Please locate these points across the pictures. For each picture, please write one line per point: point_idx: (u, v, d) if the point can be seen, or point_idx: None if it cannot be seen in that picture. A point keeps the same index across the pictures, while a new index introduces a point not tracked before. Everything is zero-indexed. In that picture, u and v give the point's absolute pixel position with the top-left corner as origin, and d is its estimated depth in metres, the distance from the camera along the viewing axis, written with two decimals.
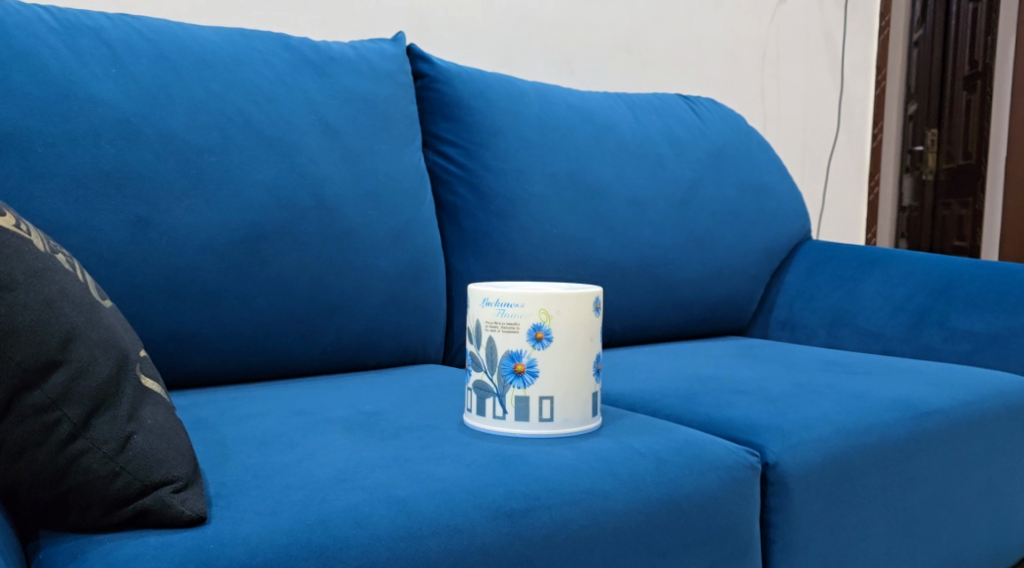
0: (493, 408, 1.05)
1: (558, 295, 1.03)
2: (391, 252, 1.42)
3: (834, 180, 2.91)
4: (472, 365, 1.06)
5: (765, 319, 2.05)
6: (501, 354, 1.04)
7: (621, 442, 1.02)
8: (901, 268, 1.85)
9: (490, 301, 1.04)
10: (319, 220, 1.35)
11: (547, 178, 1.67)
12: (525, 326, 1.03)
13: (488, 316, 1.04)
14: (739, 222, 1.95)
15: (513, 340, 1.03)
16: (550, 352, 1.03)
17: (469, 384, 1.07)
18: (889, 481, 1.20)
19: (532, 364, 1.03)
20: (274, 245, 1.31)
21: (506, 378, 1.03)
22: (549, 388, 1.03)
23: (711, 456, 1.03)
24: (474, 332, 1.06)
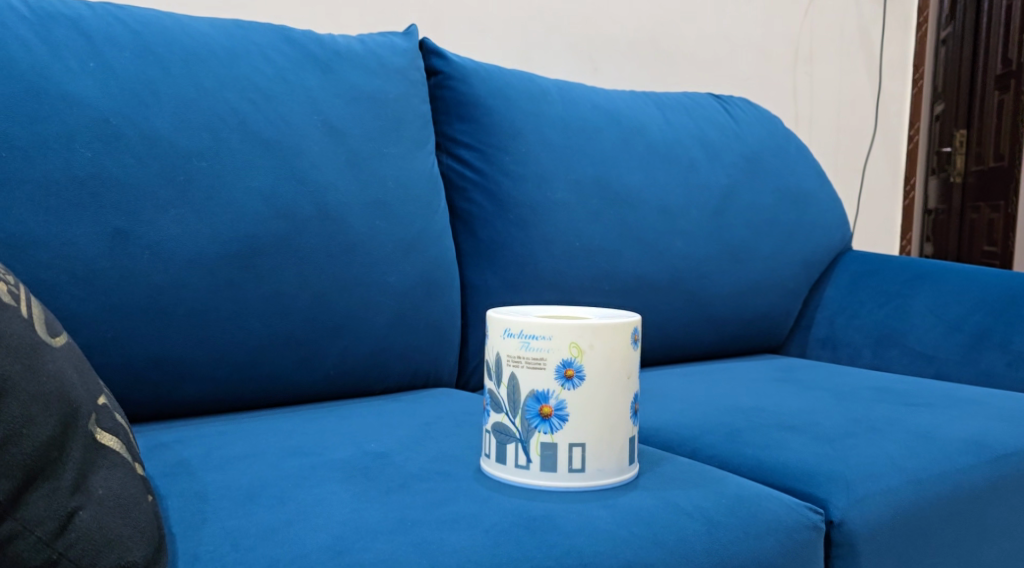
0: (516, 456, 0.91)
1: (591, 326, 0.89)
2: (401, 266, 1.28)
3: (869, 182, 2.76)
4: (491, 404, 0.93)
5: (804, 335, 1.93)
6: (525, 394, 0.90)
7: (667, 497, 0.91)
8: (954, 284, 1.75)
9: (513, 332, 0.90)
10: (321, 231, 1.21)
11: (571, 185, 1.53)
12: (553, 362, 0.89)
13: (510, 349, 0.90)
14: (777, 233, 1.80)
15: (539, 379, 0.89)
16: (582, 393, 0.89)
17: (487, 426, 0.93)
18: (960, 532, 1.11)
19: (561, 407, 0.89)
20: (269, 259, 1.17)
21: (530, 422, 0.90)
22: (581, 434, 0.89)
23: (768, 517, 0.91)
24: (494, 366, 0.92)
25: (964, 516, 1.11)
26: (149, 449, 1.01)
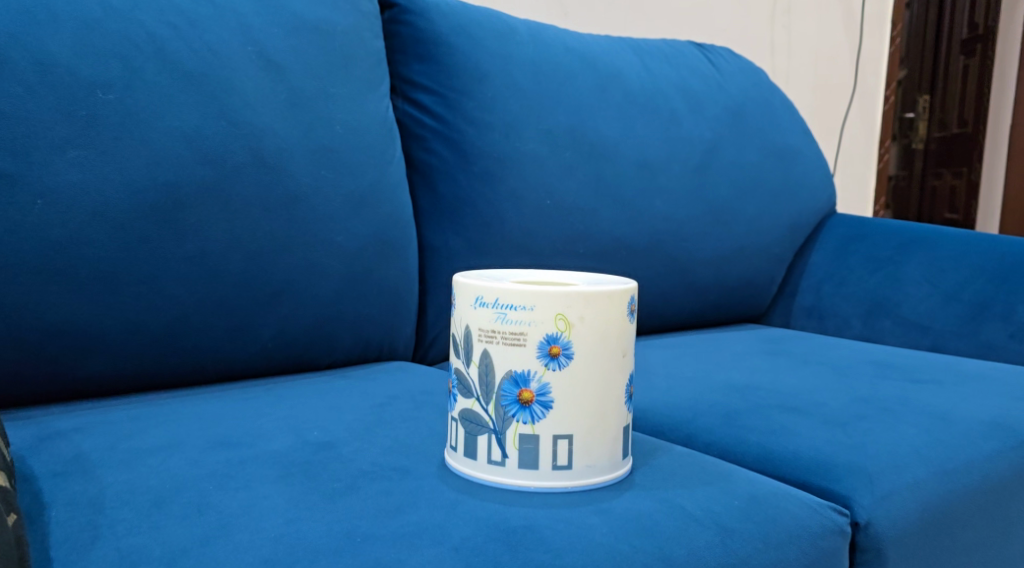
0: (488, 450, 0.75)
1: (582, 295, 0.73)
2: (351, 223, 1.11)
3: (845, 143, 2.64)
4: (458, 387, 0.77)
5: (787, 304, 1.80)
6: (500, 376, 0.74)
7: (671, 500, 0.76)
8: (951, 249, 1.62)
9: (487, 301, 0.74)
10: (256, 180, 1.04)
11: (543, 135, 1.37)
12: (535, 338, 0.73)
13: (483, 322, 0.74)
14: (763, 192, 1.66)
15: (517, 357, 0.74)
16: (569, 376, 0.74)
17: (452, 413, 0.78)
18: (988, 527, 0.98)
19: (544, 391, 0.74)
20: (194, 212, 1.00)
21: (507, 409, 0.74)
22: (568, 424, 0.74)
23: (788, 521, 0.77)
24: (462, 341, 0.76)
25: (990, 510, 0.98)
26: (41, 438, 0.83)
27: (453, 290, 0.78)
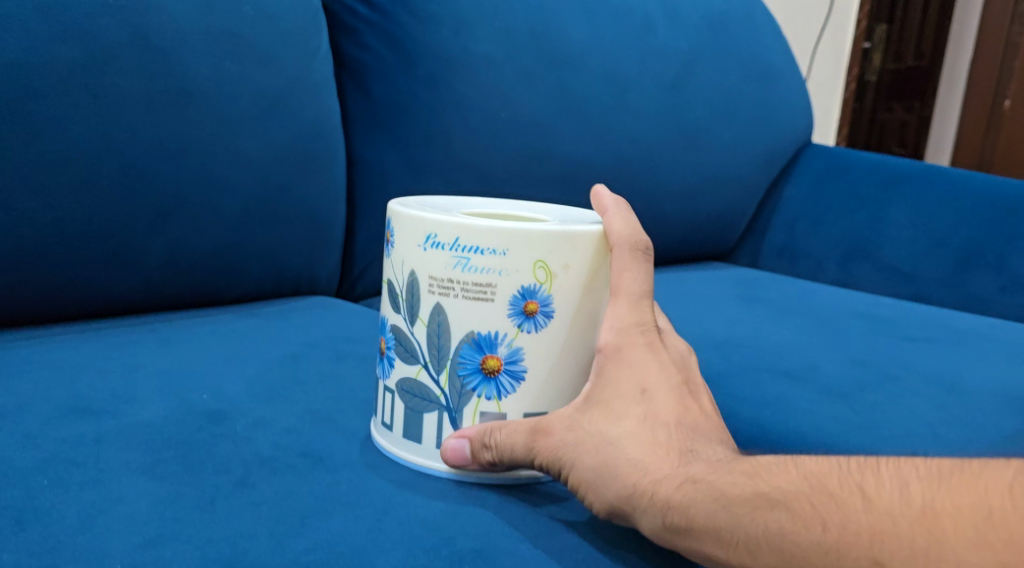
0: (439, 432, 0.61)
1: (567, 237, 0.60)
2: (264, 129, 0.90)
3: (817, 66, 2.46)
4: (397, 349, 0.62)
5: (756, 241, 1.64)
6: (459, 339, 0.60)
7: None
8: (940, 188, 1.45)
9: (442, 242, 0.60)
10: (138, 68, 0.82)
11: (499, 34, 1.15)
12: (507, 292, 0.60)
13: (437, 267, 0.60)
14: (739, 117, 1.48)
15: (482, 314, 0.60)
16: (547, 339, 0.61)
17: (386, 382, 0.63)
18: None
19: (515, 359, 0.61)
20: (53, 104, 0.78)
21: (466, 381, 0.61)
22: (542, 400, 0.61)
23: None
24: (404, 290, 0.62)
25: None
26: None
27: (389, 224, 0.63)
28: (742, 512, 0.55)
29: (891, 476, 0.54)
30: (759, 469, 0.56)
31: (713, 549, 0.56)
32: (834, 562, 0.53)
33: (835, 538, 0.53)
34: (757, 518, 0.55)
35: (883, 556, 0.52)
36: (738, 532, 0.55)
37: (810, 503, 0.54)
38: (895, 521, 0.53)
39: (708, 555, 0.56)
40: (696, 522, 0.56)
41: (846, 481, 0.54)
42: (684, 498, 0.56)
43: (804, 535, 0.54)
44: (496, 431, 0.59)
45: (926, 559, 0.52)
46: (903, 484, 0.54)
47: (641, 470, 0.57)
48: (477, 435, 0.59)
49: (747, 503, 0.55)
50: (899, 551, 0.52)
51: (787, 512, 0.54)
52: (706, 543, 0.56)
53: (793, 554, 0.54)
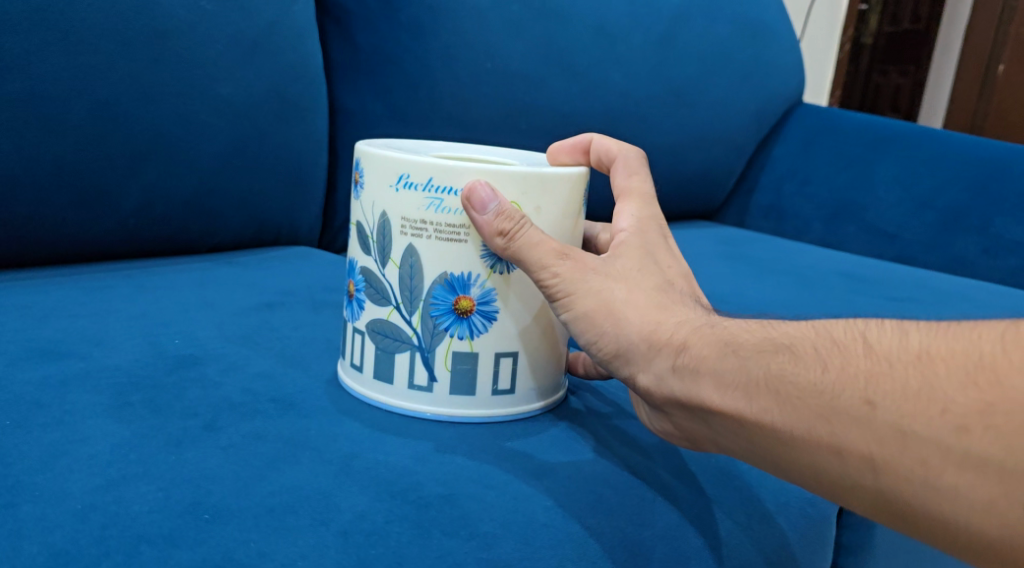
0: (411, 372, 0.61)
1: (540, 178, 0.61)
2: (241, 72, 0.89)
3: (813, 27, 2.44)
4: (367, 292, 0.62)
5: (743, 200, 1.63)
6: (432, 280, 0.60)
7: (632, 455, 0.62)
8: (927, 151, 1.44)
9: (416, 182, 0.60)
10: (111, 5, 0.80)
11: None
12: (480, 233, 0.60)
13: (409, 209, 0.60)
14: (730, 72, 1.46)
15: (455, 255, 0.60)
16: (520, 278, 0.61)
17: (356, 324, 0.63)
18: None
19: (486, 299, 0.61)
20: (19, 41, 0.76)
21: (438, 321, 0.61)
22: (512, 339, 0.62)
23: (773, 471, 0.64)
24: (375, 232, 0.62)
25: None
26: None
27: (359, 167, 0.63)
28: (747, 354, 0.56)
29: (895, 325, 0.55)
30: (769, 326, 0.58)
31: (715, 391, 0.57)
32: (828, 400, 0.53)
33: (833, 376, 0.54)
34: (764, 359, 0.56)
35: (875, 396, 0.52)
36: (741, 373, 0.56)
37: (813, 347, 0.55)
38: (891, 363, 0.53)
39: (706, 398, 0.57)
40: (705, 362, 0.57)
41: (850, 330, 0.56)
42: (695, 341, 0.58)
43: (803, 373, 0.55)
44: (532, 226, 0.60)
45: (918, 397, 0.52)
46: (903, 333, 0.54)
47: (650, 316, 0.60)
48: (514, 215, 0.59)
49: (756, 346, 0.57)
50: (895, 391, 0.52)
51: (791, 354, 0.56)
52: (704, 387, 0.57)
53: (787, 394, 0.55)
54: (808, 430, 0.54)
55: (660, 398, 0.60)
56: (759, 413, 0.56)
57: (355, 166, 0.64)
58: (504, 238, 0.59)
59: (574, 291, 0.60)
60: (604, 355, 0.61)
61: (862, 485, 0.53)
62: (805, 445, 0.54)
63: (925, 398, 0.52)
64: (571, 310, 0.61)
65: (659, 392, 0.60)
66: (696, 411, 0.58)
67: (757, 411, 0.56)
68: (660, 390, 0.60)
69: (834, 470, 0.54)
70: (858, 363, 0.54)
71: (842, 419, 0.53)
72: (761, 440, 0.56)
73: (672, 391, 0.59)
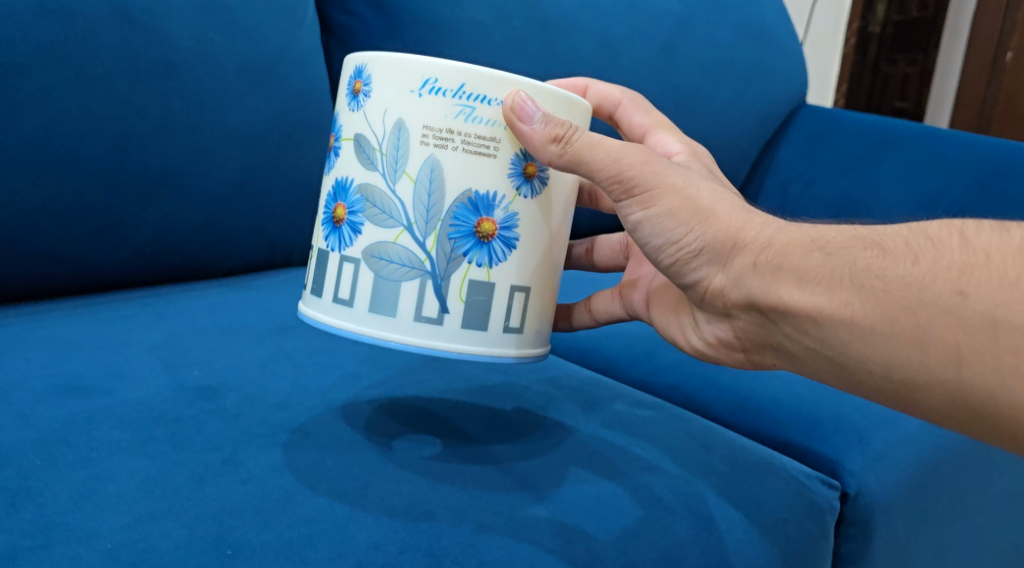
0: (422, 301, 0.64)
1: (564, 99, 0.67)
2: (251, 99, 0.91)
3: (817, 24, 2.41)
4: (373, 214, 0.64)
5: (750, 202, 1.65)
6: (455, 199, 0.64)
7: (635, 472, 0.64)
8: (932, 150, 1.44)
9: (444, 90, 0.63)
10: (122, 41, 0.82)
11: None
12: (507, 152, 0.65)
13: (434, 118, 0.63)
14: (731, 79, 1.48)
15: (480, 167, 0.64)
16: (539, 200, 0.67)
17: (350, 252, 0.65)
18: (977, 481, 0.87)
19: (506, 226, 0.65)
20: (32, 78, 0.78)
21: (457, 243, 0.64)
22: (524, 271, 0.67)
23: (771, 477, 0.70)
24: (389, 140, 0.64)
25: (980, 460, 0.87)
26: None
27: (368, 76, 0.65)
28: (835, 250, 0.66)
29: (990, 226, 0.64)
30: (855, 227, 0.68)
31: (797, 286, 0.66)
32: (916, 290, 0.63)
33: (922, 268, 0.63)
34: (852, 255, 0.65)
35: (965, 288, 0.62)
36: (825, 268, 0.66)
37: (903, 245, 0.65)
38: (986, 257, 0.63)
39: (789, 288, 0.67)
40: (791, 260, 0.67)
41: (945, 230, 0.65)
42: (782, 240, 0.68)
43: (890, 268, 0.64)
44: (578, 131, 0.66)
45: (1012, 286, 0.61)
46: (1002, 232, 0.64)
47: (737, 218, 0.69)
48: (563, 123, 0.66)
49: (842, 244, 0.66)
50: (983, 283, 0.62)
51: (878, 249, 0.65)
52: (789, 279, 0.67)
53: (873, 286, 0.64)
54: (891, 320, 0.63)
55: (743, 295, 0.69)
56: (841, 304, 0.65)
57: (354, 77, 0.66)
58: (561, 144, 0.65)
59: (654, 192, 0.69)
60: (682, 256, 0.70)
61: (938, 376, 0.63)
62: (883, 330, 0.64)
63: (1015, 289, 0.61)
64: (649, 212, 0.69)
65: (740, 289, 0.69)
66: (772, 305, 0.68)
67: (839, 302, 0.65)
68: (743, 288, 0.69)
69: (910, 359, 0.63)
70: (955, 259, 0.63)
71: (934, 306, 0.62)
72: (836, 329, 0.65)
73: (757, 287, 0.68)
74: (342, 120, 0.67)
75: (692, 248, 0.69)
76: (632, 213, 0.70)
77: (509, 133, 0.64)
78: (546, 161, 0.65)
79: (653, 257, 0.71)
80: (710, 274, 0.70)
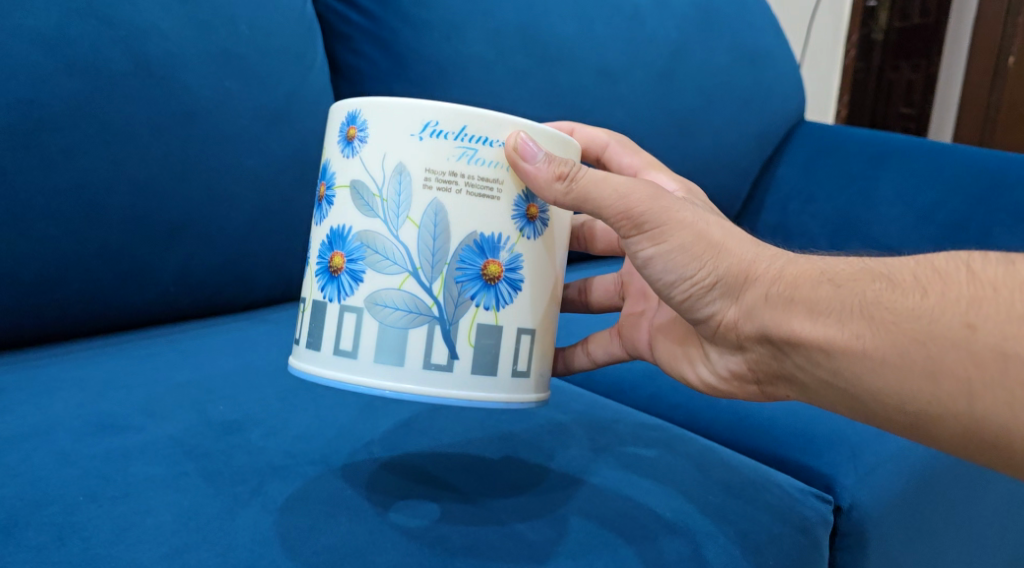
0: (430, 347, 0.68)
1: (561, 141, 0.71)
2: (265, 143, 0.96)
3: (817, 36, 2.40)
4: (376, 263, 0.68)
5: (752, 218, 1.69)
6: (462, 244, 0.68)
7: (627, 507, 0.71)
8: (927, 164, 1.47)
9: (447, 133, 0.67)
10: (143, 94, 0.86)
11: (490, 34, 1.17)
12: (510, 196, 0.69)
13: (437, 161, 0.67)
14: (729, 101, 1.52)
15: (482, 209, 0.68)
16: (540, 241, 0.71)
17: (350, 301, 0.68)
18: (967, 490, 0.91)
19: (511, 269, 0.69)
20: (60, 134, 0.82)
21: (464, 286, 0.68)
22: (529, 315, 0.70)
23: (761, 500, 0.76)
24: (392, 185, 0.68)
25: (970, 472, 0.91)
26: None
27: (364, 122, 0.69)
28: (847, 283, 0.70)
29: (998, 260, 0.68)
30: (865, 261, 0.72)
31: (808, 318, 0.70)
32: (926, 323, 0.67)
33: (931, 301, 0.67)
34: (863, 288, 0.70)
35: (975, 321, 0.66)
36: (836, 301, 0.70)
37: (912, 278, 0.69)
38: (995, 289, 0.67)
39: (802, 320, 0.71)
40: (803, 293, 0.71)
41: (953, 263, 0.69)
42: (794, 274, 0.72)
43: (900, 301, 0.68)
44: (578, 168, 0.71)
45: (1020, 319, 0.65)
46: (1007, 265, 0.68)
47: (750, 253, 0.73)
48: (564, 161, 0.70)
49: (851, 278, 0.71)
50: (991, 315, 0.66)
51: (887, 282, 0.70)
52: (801, 312, 0.71)
53: (885, 319, 0.68)
54: (902, 352, 0.67)
55: (755, 328, 0.73)
56: (853, 337, 0.69)
57: (346, 123, 0.70)
58: (564, 181, 0.70)
59: (665, 229, 0.73)
60: (695, 291, 0.74)
61: (951, 408, 0.67)
62: (894, 361, 0.68)
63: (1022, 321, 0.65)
64: (661, 247, 0.73)
65: (753, 322, 0.73)
66: (785, 337, 0.72)
67: (850, 334, 0.69)
68: (756, 320, 0.73)
69: (921, 391, 0.67)
70: (964, 291, 0.67)
71: (945, 338, 0.66)
72: (848, 361, 0.69)
73: (770, 320, 0.72)
74: (334, 168, 0.70)
75: (705, 283, 0.73)
76: (644, 249, 0.74)
77: (512, 174, 0.69)
78: (552, 200, 0.70)
79: (667, 293, 0.75)
80: (724, 308, 0.74)
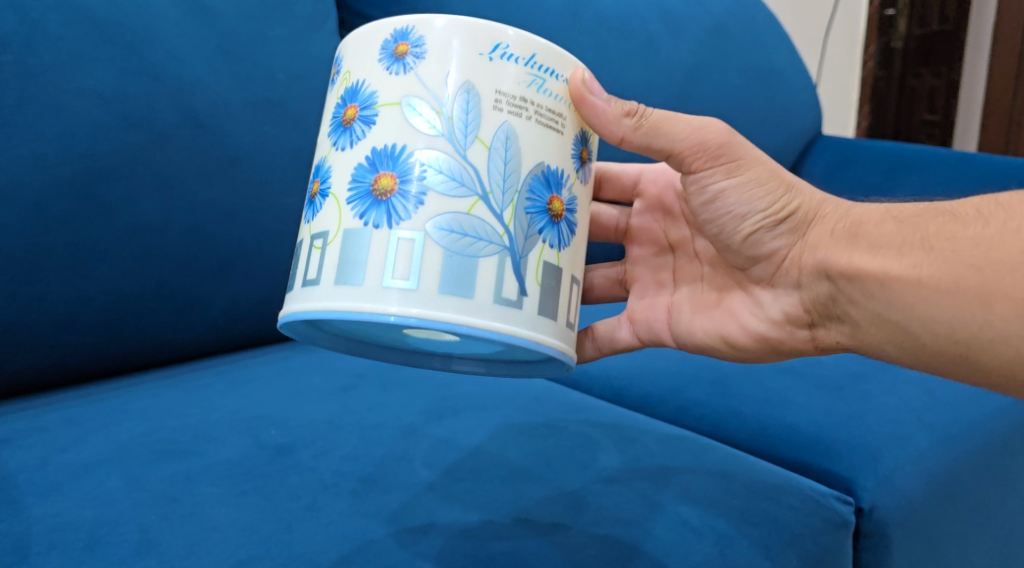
0: (502, 281, 0.70)
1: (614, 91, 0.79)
2: (303, 184, 1.01)
3: (832, 53, 2.43)
4: (443, 184, 0.70)
5: None
6: (534, 175, 0.72)
7: (654, 515, 0.75)
8: (943, 173, 1.50)
9: (518, 60, 0.72)
10: (190, 145, 0.92)
11: None
12: (572, 136, 0.74)
13: (511, 86, 0.72)
14: (745, 121, 1.56)
15: (549, 139, 0.73)
16: (588, 185, 0.76)
17: (409, 226, 0.70)
18: (986, 490, 0.95)
19: (569, 210, 0.74)
20: (115, 185, 0.89)
21: (533, 219, 0.72)
22: (576, 261, 0.75)
23: (786, 503, 0.80)
24: (461, 102, 0.71)
25: (989, 471, 0.95)
26: None
27: (419, 39, 0.72)
28: (908, 217, 0.81)
29: None
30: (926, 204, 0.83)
31: (870, 250, 0.80)
32: (984, 250, 0.77)
33: (991, 231, 0.77)
34: (926, 222, 0.80)
35: None
36: (898, 233, 0.80)
37: (970, 213, 0.79)
38: None
39: (865, 248, 0.80)
40: (866, 228, 0.81)
41: (1010, 200, 0.79)
42: (859, 212, 0.83)
43: (959, 232, 0.78)
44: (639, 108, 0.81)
45: None
46: None
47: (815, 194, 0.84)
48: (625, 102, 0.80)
49: (912, 216, 0.81)
50: None
51: (948, 217, 0.80)
52: (862, 245, 0.80)
53: (944, 247, 0.78)
54: (958, 277, 0.76)
55: (817, 260, 0.82)
56: (911, 267, 0.78)
57: (394, 40, 0.72)
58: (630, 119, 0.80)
59: (741, 165, 0.83)
60: (766, 223, 0.83)
61: (1003, 330, 0.75)
62: (949, 285, 0.77)
63: None
64: (735, 180, 0.83)
65: (816, 255, 0.82)
66: (845, 271, 0.80)
67: (911, 262, 0.78)
68: (819, 253, 0.82)
69: (976, 315, 0.76)
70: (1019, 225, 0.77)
71: (1002, 261, 0.76)
72: (905, 288, 0.78)
73: (833, 252, 0.81)
74: (378, 86, 0.72)
75: (775, 214, 0.83)
76: (717, 182, 0.84)
77: (574, 111, 0.75)
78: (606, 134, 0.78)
79: (737, 225, 0.85)
80: (790, 241, 0.84)
